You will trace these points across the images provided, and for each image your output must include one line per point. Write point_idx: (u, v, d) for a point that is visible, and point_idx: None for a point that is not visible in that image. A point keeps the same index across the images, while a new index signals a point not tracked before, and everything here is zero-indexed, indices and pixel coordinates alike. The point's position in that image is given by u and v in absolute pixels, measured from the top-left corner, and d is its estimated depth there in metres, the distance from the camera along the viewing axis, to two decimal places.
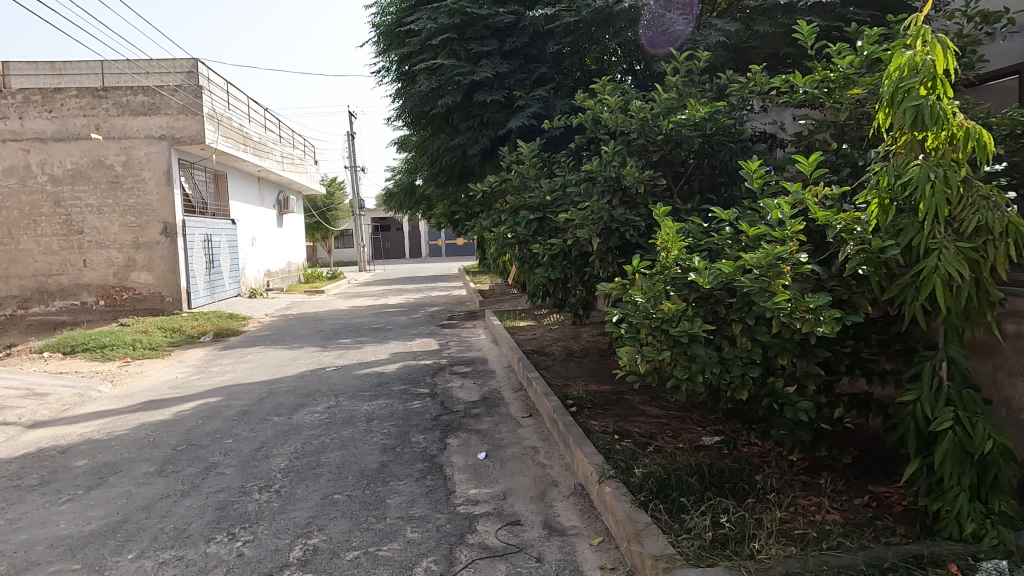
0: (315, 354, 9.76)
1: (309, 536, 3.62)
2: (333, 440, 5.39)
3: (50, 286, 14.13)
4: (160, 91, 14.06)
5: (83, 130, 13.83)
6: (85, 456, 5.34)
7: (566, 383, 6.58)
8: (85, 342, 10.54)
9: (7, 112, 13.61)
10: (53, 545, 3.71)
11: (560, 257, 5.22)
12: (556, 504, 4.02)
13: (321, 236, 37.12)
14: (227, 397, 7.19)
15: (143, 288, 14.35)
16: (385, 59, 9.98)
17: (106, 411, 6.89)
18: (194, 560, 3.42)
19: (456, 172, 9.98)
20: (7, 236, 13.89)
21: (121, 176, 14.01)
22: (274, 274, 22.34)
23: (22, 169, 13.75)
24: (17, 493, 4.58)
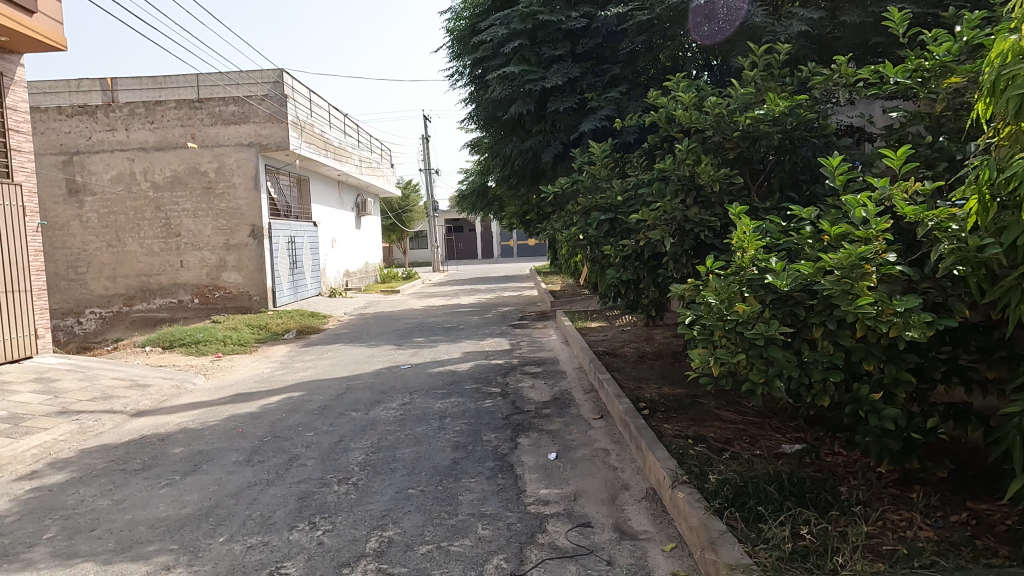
0: (390, 352, 10.05)
1: (385, 528, 3.74)
2: (407, 436, 5.54)
3: (150, 285, 15.16)
4: (249, 100, 14.87)
5: (180, 139, 14.79)
6: (181, 445, 5.70)
7: (638, 385, 6.49)
8: (182, 338, 11.25)
9: (115, 124, 14.70)
10: (153, 525, 3.99)
11: (632, 258, 5.22)
12: (627, 508, 3.97)
13: (396, 238, 38.20)
14: (308, 392, 7.53)
15: (234, 287, 15.24)
16: (459, 64, 10.17)
17: (200, 403, 7.35)
18: (278, 546, 3.59)
19: (528, 174, 10.03)
20: (114, 239, 14.99)
21: (215, 182, 14.93)
22: (352, 275, 23.19)
23: (128, 177, 14.83)
24: (123, 476, 4.97)
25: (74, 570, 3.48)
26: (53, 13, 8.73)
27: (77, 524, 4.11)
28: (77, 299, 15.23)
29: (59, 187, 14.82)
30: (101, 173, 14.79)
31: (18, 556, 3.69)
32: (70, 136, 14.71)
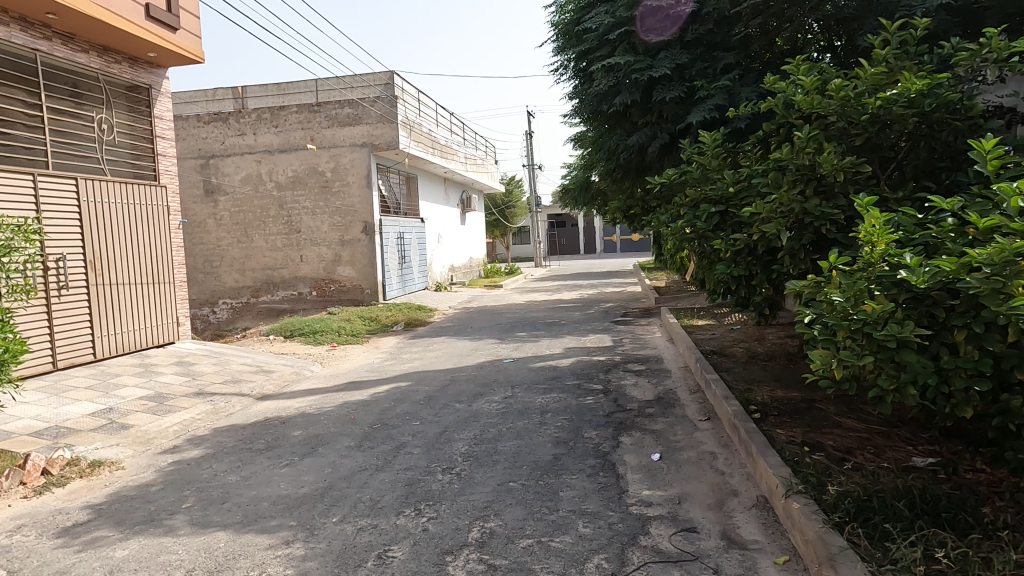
0: (493, 346, 10.21)
1: (487, 519, 3.79)
2: (509, 429, 5.60)
3: (274, 278, 16.31)
4: (363, 103, 15.58)
5: (301, 141, 15.80)
6: (300, 428, 6.09)
7: (748, 387, 6.18)
8: (301, 328, 12.02)
9: (245, 129, 15.91)
10: (275, 502, 4.29)
11: (745, 253, 5.01)
12: (735, 515, 3.79)
13: (500, 233, 38.77)
14: (414, 382, 7.80)
15: (347, 281, 16.07)
16: (563, 58, 10.10)
17: (316, 390, 7.81)
18: (386, 529, 3.74)
19: (633, 168, 9.80)
20: (243, 235, 16.26)
21: (331, 181, 15.80)
22: (457, 269, 23.79)
23: (255, 177, 16.03)
24: (250, 455, 5.38)
25: (208, 538, 3.80)
26: (193, 29, 9.57)
27: (211, 496, 4.49)
28: (212, 290, 16.66)
29: (197, 188, 16.26)
30: (233, 175, 16.08)
31: (161, 522, 4.09)
32: (207, 141, 16.11)
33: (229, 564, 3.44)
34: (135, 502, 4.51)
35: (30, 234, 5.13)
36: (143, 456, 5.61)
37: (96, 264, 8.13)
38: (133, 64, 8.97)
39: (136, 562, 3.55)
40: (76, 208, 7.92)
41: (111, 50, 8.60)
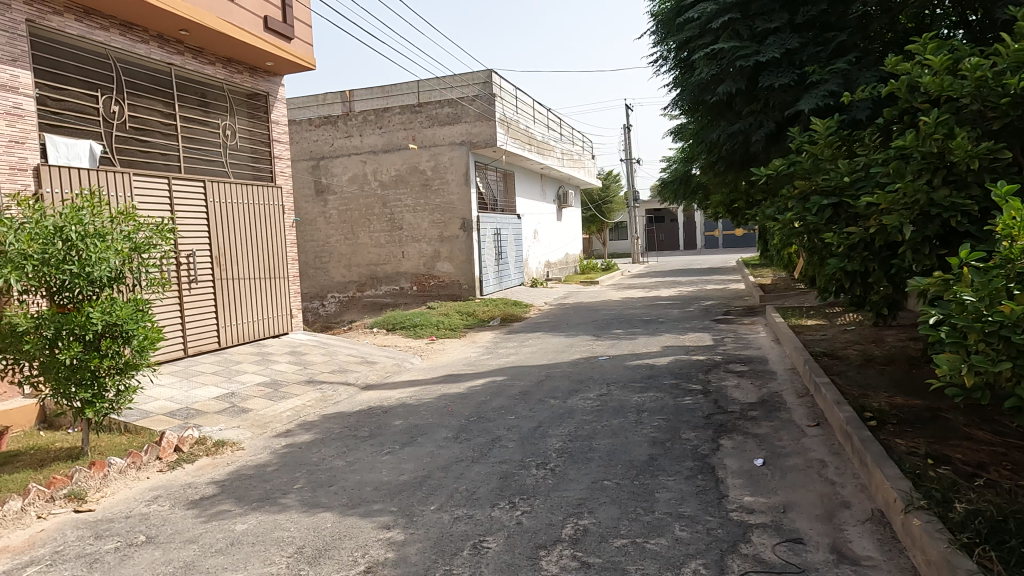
0: (588, 343, 10.14)
1: (580, 516, 3.78)
2: (604, 427, 5.53)
3: (378, 273, 17.02)
4: (461, 102, 15.91)
5: (403, 141, 16.39)
6: (401, 418, 6.33)
7: (863, 392, 5.77)
8: (403, 321, 12.48)
9: (352, 131, 16.70)
10: (378, 487, 4.48)
11: (860, 248, 4.67)
12: (847, 528, 3.56)
13: (596, 229, 38.43)
14: (510, 377, 7.90)
15: (446, 276, 16.51)
16: (663, 48, 9.83)
17: (416, 381, 8.09)
18: (481, 520, 3.82)
19: (736, 159, 9.40)
20: (350, 233, 17.09)
21: (431, 179, 16.27)
22: (553, 265, 23.82)
23: (361, 177, 16.79)
24: (354, 441, 5.65)
25: (316, 518, 4.03)
26: (305, 37, 10.15)
27: (319, 479, 4.76)
28: (322, 285, 17.63)
29: (309, 188, 17.25)
30: (340, 175, 16.92)
31: (276, 501, 4.38)
32: (317, 144, 17.05)
33: (335, 544, 3.64)
34: (252, 480, 4.86)
35: (165, 232, 5.64)
36: (259, 438, 6.04)
37: (220, 259, 8.81)
38: (253, 73, 9.63)
39: (253, 536, 3.83)
40: (204, 208, 8.62)
41: (234, 61, 9.29)
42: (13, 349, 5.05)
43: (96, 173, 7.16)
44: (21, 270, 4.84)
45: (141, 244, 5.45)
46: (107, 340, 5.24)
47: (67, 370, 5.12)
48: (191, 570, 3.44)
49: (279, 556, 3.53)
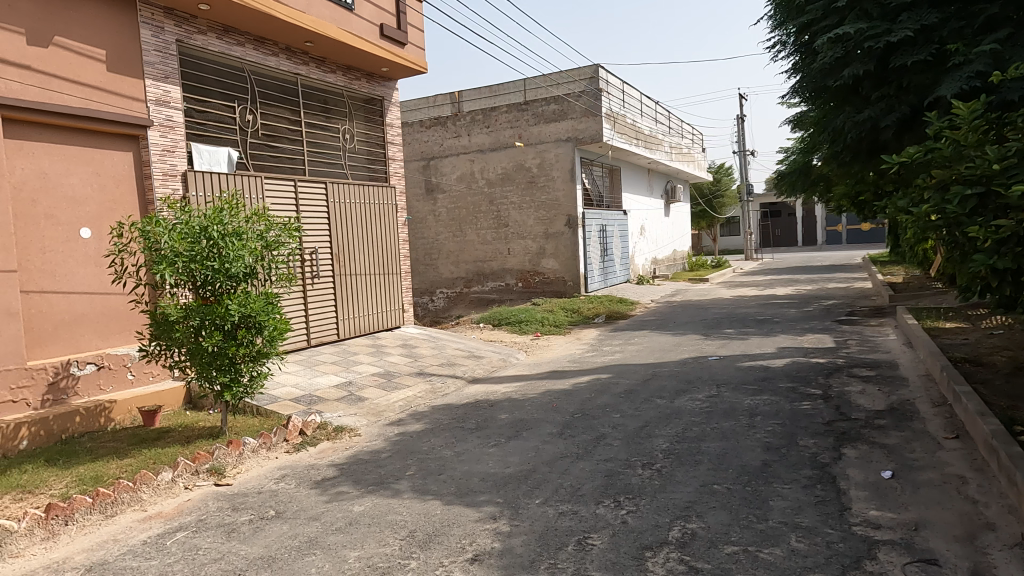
0: (697, 342, 9.83)
1: (688, 520, 3.68)
2: (713, 430, 5.35)
3: (484, 270, 17.38)
4: (567, 98, 15.93)
5: (510, 139, 16.62)
6: (506, 412, 6.45)
7: (1012, 404, 5.20)
8: (508, 317, 12.69)
9: (460, 131, 17.16)
10: (485, 478, 4.60)
11: (1011, 243, 4.20)
12: (991, 553, 3.23)
13: (706, 224, 37.08)
14: (615, 374, 7.83)
15: (551, 273, 16.58)
16: (781, 33, 9.32)
17: (522, 376, 8.21)
18: (586, 517, 3.82)
19: (864, 148, 8.73)
20: (458, 230, 17.58)
21: (537, 177, 16.39)
22: (660, 262, 23.27)
23: (469, 176, 17.20)
24: (462, 433, 5.83)
25: (426, 504, 4.20)
26: (418, 42, 10.55)
27: (429, 467, 4.95)
28: (431, 280, 18.27)
29: (420, 187, 17.91)
30: (450, 174, 17.44)
31: (390, 486, 4.61)
32: (428, 144, 17.67)
33: (444, 530, 3.77)
34: (368, 465, 5.15)
35: (292, 231, 6.09)
36: (374, 425, 6.38)
37: (339, 256, 9.36)
38: (370, 79, 10.15)
39: (369, 518, 4.06)
40: (325, 208, 9.19)
41: (353, 68, 9.83)
42: (165, 336, 5.65)
43: (233, 177, 7.84)
44: (173, 266, 5.40)
45: (272, 242, 5.91)
46: (242, 330, 5.74)
47: (210, 357, 5.65)
48: (315, 545, 3.70)
49: (392, 537, 3.72)
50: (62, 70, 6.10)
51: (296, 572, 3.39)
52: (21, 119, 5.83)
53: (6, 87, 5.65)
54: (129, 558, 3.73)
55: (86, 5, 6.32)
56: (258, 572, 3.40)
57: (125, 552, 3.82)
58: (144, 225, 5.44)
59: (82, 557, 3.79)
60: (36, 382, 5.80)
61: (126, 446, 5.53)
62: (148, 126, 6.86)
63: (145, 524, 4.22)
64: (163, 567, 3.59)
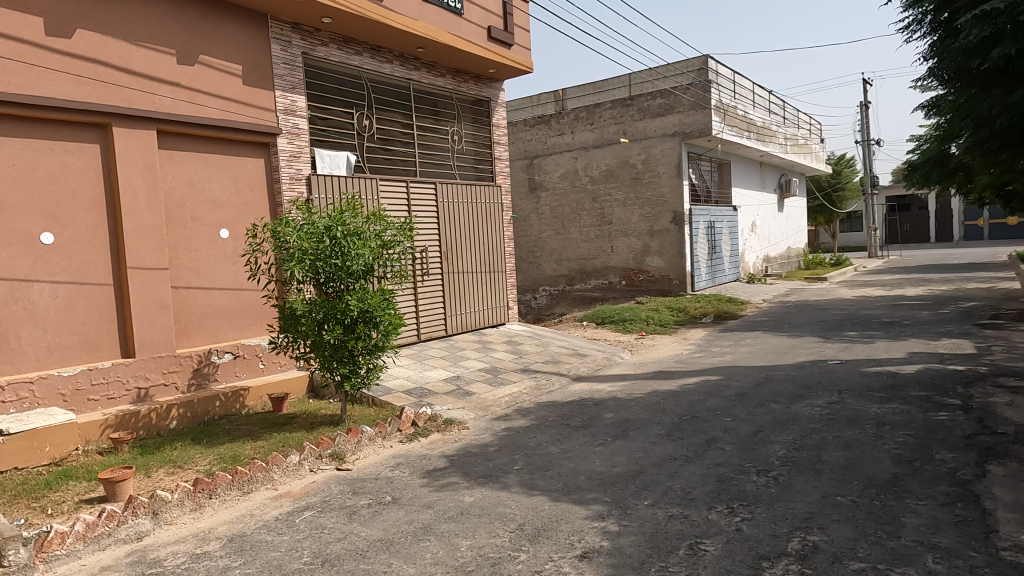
0: (815, 345, 9.28)
1: (809, 532, 3.50)
2: (835, 438, 5.04)
3: (588, 268, 17.30)
4: (675, 92, 15.52)
5: (614, 136, 16.42)
6: (613, 411, 6.40)
7: None
8: (612, 315, 12.56)
9: (564, 128, 17.18)
10: (592, 477, 4.61)
11: None
12: None
13: (824, 219, 34.86)
14: (725, 377, 7.55)
15: (656, 272, 16.24)
16: (916, 12, 8.58)
17: (627, 376, 8.11)
18: (697, 521, 3.73)
19: (1015, 135, 7.87)
20: (561, 228, 17.60)
21: (642, 173, 16.08)
22: (773, 260, 22.15)
23: (572, 173, 17.18)
24: (568, 430, 5.85)
25: (535, 499, 4.26)
26: (524, 43, 10.67)
27: (536, 463, 5.02)
28: (535, 278, 18.43)
29: (524, 186, 18.11)
30: (553, 172, 17.50)
31: (499, 479, 4.72)
32: (532, 143, 17.82)
33: (553, 526, 3.81)
34: (477, 458, 5.29)
35: (407, 231, 6.37)
36: (482, 419, 6.55)
37: (448, 253, 9.66)
38: (478, 81, 10.38)
39: (480, 509, 4.17)
40: (435, 207, 9.51)
41: (462, 72, 10.10)
42: (293, 329, 6.08)
43: (351, 179, 8.29)
44: (300, 264, 5.80)
45: (388, 242, 6.22)
46: (361, 324, 6.08)
47: (331, 349, 6.02)
48: (429, 532, 3.86)
49: (503, 529, 3.81)
50: (205, 85, 6.71)
51: (413, 555, 3.56)
52: (172, 131, 6.47)
53: (160, 102, 6.30)
54: (264, 532, 4.06)
55: (226, 25, 6.91)
56: (378, 554, 3.61)
57: (260, 526, 4.17)
58: (275, 226, 5.89)
59: (224, 528, 4.17)
60: (183, 368, 6.43)
61: (259, 429, 6.02)
62: (277, 134, 7.41)
63: (277, 502, 4.58)
64: (293, 542, 3.88)
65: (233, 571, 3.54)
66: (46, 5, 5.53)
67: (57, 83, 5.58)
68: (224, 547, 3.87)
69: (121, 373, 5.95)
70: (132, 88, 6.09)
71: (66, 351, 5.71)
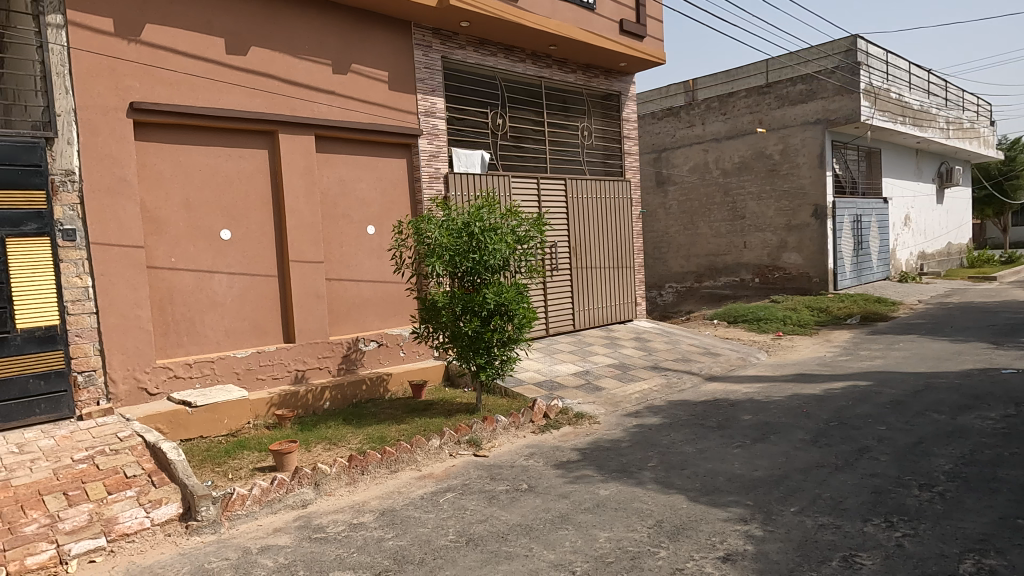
0: (984, 351, 8.34)
1: (984, 554, 3.19)
2: (1014, 455, 4.53)
3: (718, 264, 16.63)
4: (818, 77, 14.53)
5: (749, 126, 15.65)
6: (750, 413, 6.16)
7: None
8: (745, 314, 12.02)
9: (695, 120, 16.63)
10: (732, 479, 4.47)
11: None
12: None
13: (992, 212, 31.11)
14: (877, 382, 7.00)
15: (794, 269, 15.31)
16: None
17: (764, 378, 7.75)
18: (851, 533, 3.51)
19: None
20: (690, 223, 17.07)
21: (779, 164, 15.20)
22: (929, 257, 20.13)
23: (703, 166, 16.57)
24: (703, 430, 5.71)
25: (672, 497, 4.21)
26: (656, 34, 10.48)
27: (671, 461, 4.95)
28: (661, 274, 18.01)
29: (651, 180, 17.74)
30: (682, 166, 17.00)
31: (634, 475, 4.71)
32: (660, 136, 17.41)
33: (692, 525, 3.76)
34: (610, 453, 5.31)
35: (540, 226, 6.50)
36: (612, 415, 6.55)
37: (577, 249, 9.72)
38: (608, 75, 10.33)
39: (616, 503, 4.19)
40: (565, 203, 9.60)
41: (592, 67, 10.10)
42: (433, 320, 6.42)
43: (486, 177, 8.57)
44: (441, 259, 6.11)
45: (522, 237, 6.39)
46: (496, 317, 6.29)
47: (468, 340, 6.28)
48: (567, 521, 3.95)
49: (640, 524, 3.81)
50: (356, 92, 7.22)
51: (552, 542, 3.65)
52: (327, 136, 7.04)
53: (318, 110, 6.86)
54: (411, 509, 4.35)
55: (374, 34, 7.39)
56: (518, 538, 3.75)
57: (408, 503, 4.46)
58: (417, 222, 6.25)
59: (376, 502, 4.51)
60: (335, 353, 6.99)
61: (402, 413, 6.42)
62: (418, 135, 7.81)
63: (421, 482, 4.88)
64: (439, 520, 4.12)
65: (387, 542, 3.83)
66: (227, 27, 6.23)
67: (234, 95, 6.26)
68: (377, 519, 4.19)
69: (283, 357, 6.58)
70: (295, 97, 6.69)
71: (240, 336, 6.40)
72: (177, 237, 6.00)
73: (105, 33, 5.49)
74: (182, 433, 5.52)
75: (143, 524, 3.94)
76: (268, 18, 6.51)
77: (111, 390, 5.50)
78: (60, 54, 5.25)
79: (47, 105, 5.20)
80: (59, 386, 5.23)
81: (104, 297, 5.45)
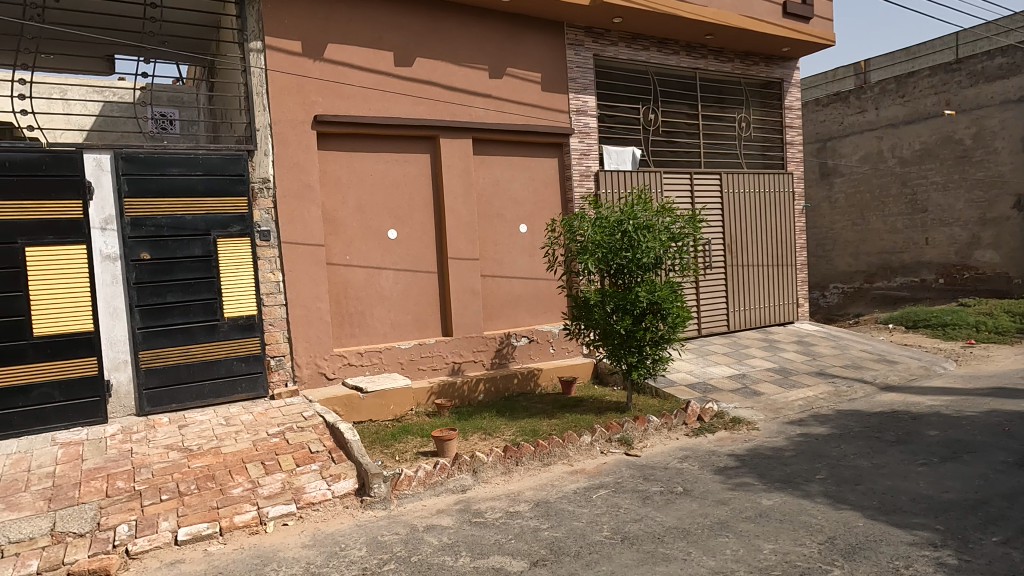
0: None
1: None
2: None
3: (893, 263, 15.02)
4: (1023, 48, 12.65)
5: (934, 108, 13.99)
6: (936, 428, 5.52)
7: None
8: (927, 318, 10.78)
9: (867, 105, 15.17)
10: (916, 499, 4.05)
11: None
12: None
13: None
14: None
15: (988, 268, 13.48)
16: None
17: (953, 390, 6.91)
18: None
19: None
20: (859, 218, 15.59)
21: (971, 150, 13.44)
22: None
23: (876, 155, 15.03)
24: (880, 444, 5.21)
25: (845, 514, 3.90)
26: (824, 14, 9.70)
27: (843, 475, 4.58)
28: (825, 273, 16.64)
29: (814, 172, 16.45)
30: (851, 155, 15.57)
31: (800, 486, 4.42)
32: (825, 124, 16.08)
33: (870, 545, 3.46)
34: (772, 461, 5.02)
35: (696, 223, 6.27)
36: (773, 422, 6.19)
37: (732, 246, 9.28)
38: (769, 62, 9.73)
39: (780, 514, 3.97)
40: (719, 199, 9.21)
41: (752, 54, 9.57)
42: (585, 317, 6.45)
43: (637, 174, 8.46)
44: (593, 256, 6.14)
45: (677, 234, 6.20)
46: (649, 316, 6.18)
47: (621, 338, 6.24)
48: (727, 528, 3.80)
49: (810, 539, 3.57)
50: (512, 94, 7.45)
51: (711, 548, 3.54)
52: (484, 139, 7.33)
53: (475, 113, 7.16)
54: (565, 502, 4.42)
55: (529, 37, 7.57)
56: (675, 541, 3.67)
57: (561, 496, 4.54)
58: (570, 220, 6.32)
59: (530, 493, 4.64)
60: (488, 348, 7.27)
61: (552, 408, 6.53)
62: (570, 134, 7.89)
63: (574, 477, 4.95)
64: (593, 515, 4.15)
65: (543, 532, 3.93)
66: (395, 40, 6.69)
67: (401, 104, 6.72)
68: (532, 509, 4.32)
69: (442, 349, 6.97)
70: (455, 103, 7.03)
71: (404, 328, 6.87)
72: (351, 236, 6.56)
73: (294, 54, 6.14)
74: (355, 416, 6.05)
75: (326, 495, 4.36)
76: (431, 29, 6.91)
77: (297, 373, 6.16)
78: (260, 76, 5.98)
79: (250, 122, 5.96)
80: (256, 367, 5.98)
81: (293, 291, 6.11)
